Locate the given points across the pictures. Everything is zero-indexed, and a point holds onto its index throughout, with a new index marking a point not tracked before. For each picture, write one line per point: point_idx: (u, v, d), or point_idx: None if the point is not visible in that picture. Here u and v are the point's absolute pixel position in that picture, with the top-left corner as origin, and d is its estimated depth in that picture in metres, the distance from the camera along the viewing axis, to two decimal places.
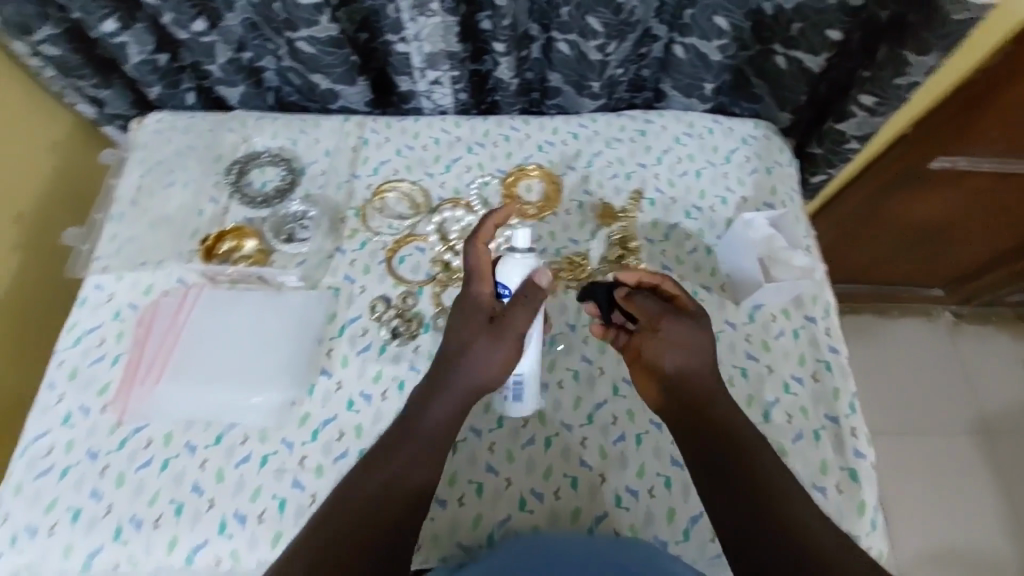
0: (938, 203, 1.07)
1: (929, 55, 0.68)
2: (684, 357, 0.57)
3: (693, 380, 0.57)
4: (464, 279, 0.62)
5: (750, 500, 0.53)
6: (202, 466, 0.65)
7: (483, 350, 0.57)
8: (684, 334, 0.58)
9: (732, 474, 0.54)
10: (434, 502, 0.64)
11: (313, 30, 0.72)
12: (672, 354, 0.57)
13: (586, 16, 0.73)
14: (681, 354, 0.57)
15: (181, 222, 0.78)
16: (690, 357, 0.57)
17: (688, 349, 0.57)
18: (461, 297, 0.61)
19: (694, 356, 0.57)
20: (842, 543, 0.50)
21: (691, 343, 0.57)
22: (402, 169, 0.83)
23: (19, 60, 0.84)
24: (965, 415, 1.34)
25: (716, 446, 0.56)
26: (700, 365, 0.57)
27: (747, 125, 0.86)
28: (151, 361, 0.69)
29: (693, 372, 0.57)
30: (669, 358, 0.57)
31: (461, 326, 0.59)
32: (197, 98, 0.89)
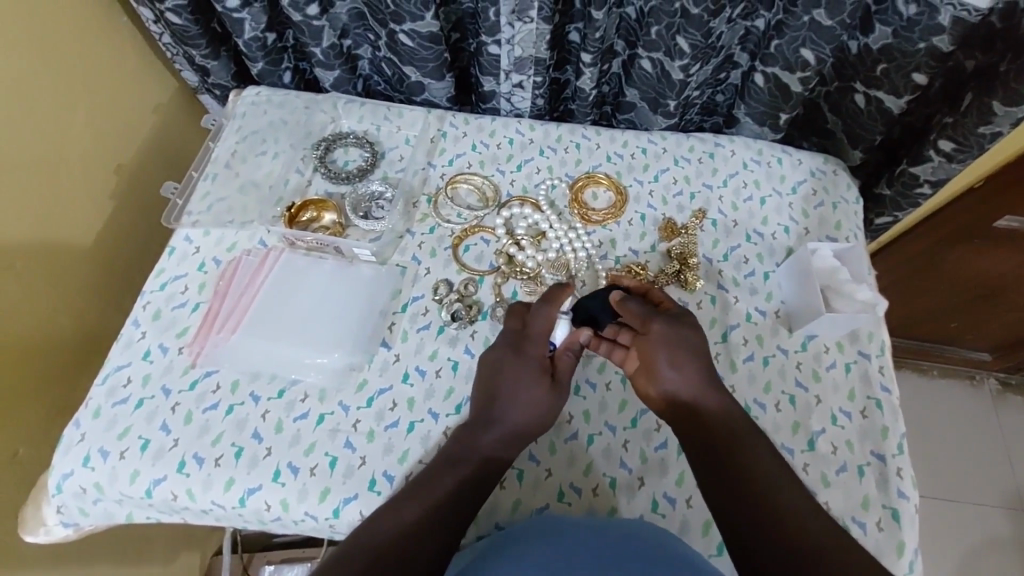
0: (1002, 265, 1.04)
1: (1019, 107, 0.69)
2: (673, 350, 0.62)
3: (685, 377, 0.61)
4: (525, 335, 0.67)
5: (747, 500, 0.54)
6: (263, 417, 0.68)
7: (539, 399, 0.64)
8: (672, 333, 0.63)
9: (729, 475, 0.56)
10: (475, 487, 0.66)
11: (416, 24, 0.78)
12: (664, 350, 0.62)
13: (676, 36, 0.76)
14: (672, 348, 0.62)
15: (267, 189, 0.84)
16: (679, 351, 0.62)
17: (676, 343, 0.62)
18: (519, 352, 0.66)
19: (683, 348, 0.62)
20: (843, 540, 0.50)
21: (679, 340, 0.63)
22: (475, 164, 0.87)
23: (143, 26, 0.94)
24: (1005, 488, 1.29)
25: (716, 448, 0.58)
26: (690, 358, 0.62)
27: (817, 158, 0.87)
28: (227, 314, 0.74)
29: (688, 368, 0.62)
30: (661, 353, 0.62)
31: (517, 375, 0.65)
32: (292, 78, 0.96)
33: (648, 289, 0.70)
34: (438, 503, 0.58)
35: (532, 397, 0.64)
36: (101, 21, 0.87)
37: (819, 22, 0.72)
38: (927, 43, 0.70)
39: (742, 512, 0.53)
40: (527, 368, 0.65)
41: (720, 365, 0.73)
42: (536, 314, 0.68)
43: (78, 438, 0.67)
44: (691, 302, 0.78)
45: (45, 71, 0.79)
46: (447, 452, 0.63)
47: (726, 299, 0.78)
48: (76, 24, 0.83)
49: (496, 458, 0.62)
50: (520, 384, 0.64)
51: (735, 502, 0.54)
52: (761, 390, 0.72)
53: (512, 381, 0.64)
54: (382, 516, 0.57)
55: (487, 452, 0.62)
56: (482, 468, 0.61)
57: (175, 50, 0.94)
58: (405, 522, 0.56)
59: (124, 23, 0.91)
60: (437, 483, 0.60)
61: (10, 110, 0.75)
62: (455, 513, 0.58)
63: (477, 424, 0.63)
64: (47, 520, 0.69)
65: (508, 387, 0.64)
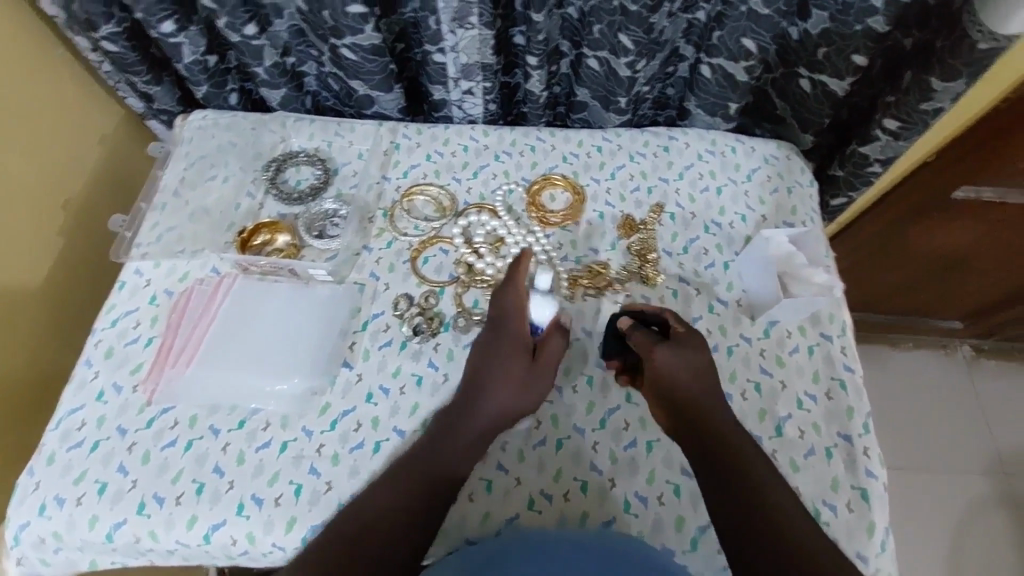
0: (960, 235, 1.06)
1: (956, 82, 0.70)
2: (686, 376, 0.62)
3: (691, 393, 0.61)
4: (499, 315, 0.66)
5: (744, 514, 0.54)
6: (224, 450, 0.67)
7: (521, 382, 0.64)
8: (684, 358, 0.63)
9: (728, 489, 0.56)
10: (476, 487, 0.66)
11: (357, 37, 0.77)
12: (675, 371, 0.62)
13: (618, 33, 0.76)
14: (676, 368, 0.62)
15: (218, 215, 0.83)
16: (683, 369, 0.62)
17: (681, 362, 0.62)
18: (497, 334, 0.66)
19: (694, 373, 0.62)
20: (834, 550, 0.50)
21: (691, 366, 0.62)
22: (430, 174, 0.86)
23: (82, 57, 0.91)
24: (985, 453, 1.31)
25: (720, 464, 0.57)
26: (695, 376, 0.62)
27: (770, 145, 0.88)
28: (182, 346, 0.72)
29: (693, 385, 0.62)
30: (665, 372, 0.62)
31: (496, 360, 0.64)
32: (239, 99, 0.95)
33: (662, 313, 0.68)
34: (410, 499, 0.58)
35: (513, 378, 0.63)
36: (37, 54, 0.85)
37: (756, 11, 0.72)
38: (863, 25, 0.71)
39: (741, 527, 0.53)
40: (506, 349, 0.64)
41: None
42: (504, 297, 0.66)
43: (32, 486, 0.65)
44: (654, 297, 0.78)
45: None
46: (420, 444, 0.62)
47: (687, 292, 0.78)
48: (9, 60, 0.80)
49: (471, 449, 0.62)
50: (501, 365, 0.64)
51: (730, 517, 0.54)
52: (727, 380, 0.72)
53: (493, 365, 0.64)
54: (353, 517, 0.57)
55: (461, 444, 0.61)
56: (455, 460, 0.61)
57: (114, 75, 0.91)
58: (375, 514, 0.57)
59: (62, 55, 0.88)
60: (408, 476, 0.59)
61: None
62: (427, 508, 0.58)
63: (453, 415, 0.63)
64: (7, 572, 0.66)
65: (489, 371, 0.64)
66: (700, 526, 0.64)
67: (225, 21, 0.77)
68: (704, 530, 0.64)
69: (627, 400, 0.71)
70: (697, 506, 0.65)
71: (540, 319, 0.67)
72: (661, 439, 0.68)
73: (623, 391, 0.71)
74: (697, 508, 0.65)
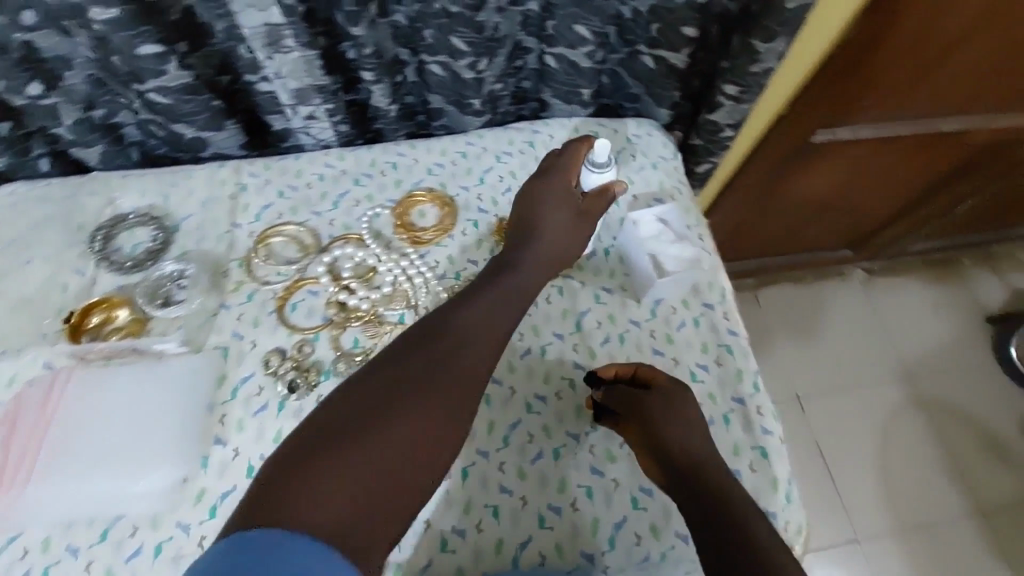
0: (826, 173, 1.13)
1: (776, 41, 0.72)
2: (678, 434, 0.62)
3: (687, 442, 0.62)
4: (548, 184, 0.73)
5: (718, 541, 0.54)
6: (88, 569, 0.59)
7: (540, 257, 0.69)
8: (671, 417, 0.63)
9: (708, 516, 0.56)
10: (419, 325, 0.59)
11: (163, 79, 0.69)
12: (668, 431, 0.62)
13: (449, 36, 0.73)
14: (673, 423, 0.63)
15: (43, 302, 0.72)
16: (680, 423, 0.63)
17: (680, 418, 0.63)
18: (556, 199, 0.72)
19: (683, 429, 0.63)
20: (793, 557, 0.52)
21: (679, 422, 0.63)
22: (286, 212, 0.79)
23: None
24: (891, 364, 1.42)
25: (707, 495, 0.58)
26: (690, 429, 0.63)
27: (630, 125, 0.88)
28: (15, 464, 0.62)
29: (689, 436, 0.62)
30: (668, 428, 0.62)
31: (551, 220, 0.71)
32: (53, 164, 0.83)
33: (635, 369, 0.67)
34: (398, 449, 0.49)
35: (561, 226, 0.71)
36: None
37: None
38: None
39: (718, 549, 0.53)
40: (563, 215, 0.71)
41: (580, 355, 0.72)
42: (544, 186, 0.73)
43: None
44: (540, 297, 0.76)
45: None
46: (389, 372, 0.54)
47: (572, 286, 0.77)
48: None
49: (475, 382, 0.56)
50: (551, 211, 0.71)
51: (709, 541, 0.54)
52: None
53: (548, 224, 0.70)
54: (334, 448, 0.47)
55: (455, 365, 0.55)
56: (455, 396, 0.54)
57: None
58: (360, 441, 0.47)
59: None
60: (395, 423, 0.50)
61: None
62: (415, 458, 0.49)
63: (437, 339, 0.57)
64: None
65: (544, 226, 0.70)
66: (615, 523, 0.63)
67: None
68: (619, 526, 0.63)
69: (527, 411, 0.69)
70: (609, 502, 0.64)
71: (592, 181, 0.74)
72: (567, 444, 0.67)
73: (522, 403, 0.69)
74: (610, 504, 0.64)
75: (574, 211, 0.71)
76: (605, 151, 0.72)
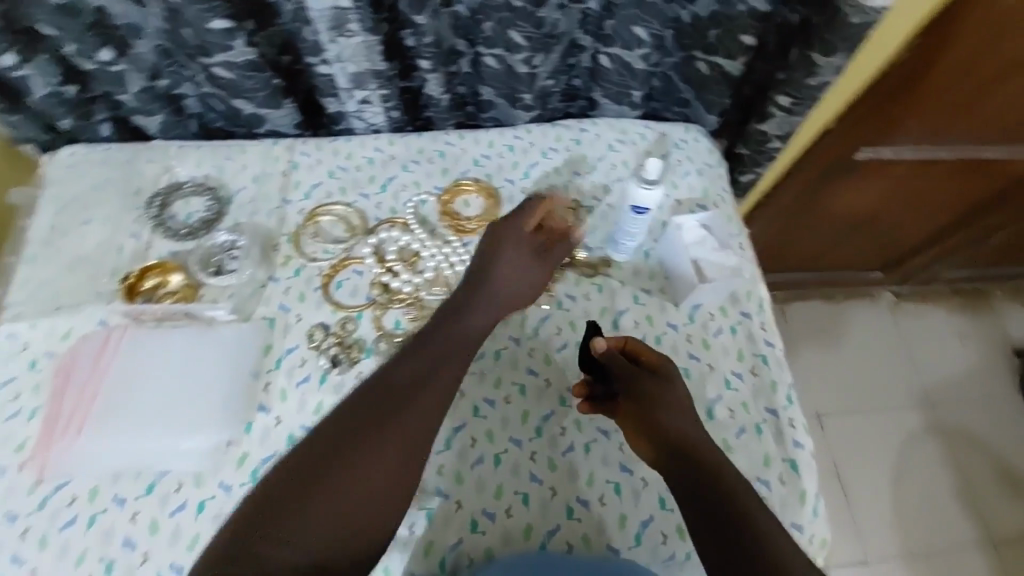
0: (866, 192, 1.12)
1: (836, 56, 0.72)
2: (668, 411, 0.60)
3: (684, 423, 0.60)
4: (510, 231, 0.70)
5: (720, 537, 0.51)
6: (133, 519, 0.61)
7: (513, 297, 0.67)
8: (661, 394, 0.61)
9: (708, 509, 0.53)
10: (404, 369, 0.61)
11: (229, 55, 0.70)
12: (659, 408, 0.60)
13: (508, 30, 0.74)
14: (661, 402, 0.61)
15: (100, 261, 0.75)
16: (670, 401, 0.61)
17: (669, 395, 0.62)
18: (516, 240, 0.69)
19: (674, 406, 0.61)
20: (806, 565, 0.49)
21: (670, 400, 0.61)
22: (335, 192, 0.81)
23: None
24: (911, 388, 1.40)
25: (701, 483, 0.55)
26: (680, 407, 0.61)
27: (678, 129, 0.89)
28: (71, 413, 0.65)
29: (680, 416, 0.60)
30: (656, 407, 0.61)
31: (514, 261, 0.68)
32: (113, 130, 0.85)
33: (625, 341, 0.66)
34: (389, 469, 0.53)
35: (513, 264, 0.68)
36: None
37: None
38: (746, 5, 0.73)
39: (720, 548, 0.51)
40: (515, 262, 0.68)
41: None
42: (500, 235, 0.69)
43: None
44: (579, 294, 0.77)
45: None
46: (376, 391, 0.57)
47: (611, 285, 0.78)
48: None
49: (443, 399, 0.58)
50: (520, 259, 0.68)
51: (711, 538, 0.52)
52: None
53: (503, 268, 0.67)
54: (308, 476, 0.52)
55: (400, 427, 0.55)
56: (415, 430, 0.55)
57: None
58: (344, 472, 0.52)
59: None
60: (361, 454, 0.53)
61: None
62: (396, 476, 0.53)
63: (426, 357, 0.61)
64: None
65: (498, 272, 0.67)
66: (643, 521, 0.64)
67: (74, 48, 0.70)
68: (646, 524, 0.64)
69: (562, 404, 0.70)
70: (638, 501, 0.65)
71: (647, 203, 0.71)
72: (598, 439, 0.68)
73: (557, 396, 0.70)
74: (638, 503, 0.65)
75: (533, 252, 0.69)
76: (656, 170, 0.68)
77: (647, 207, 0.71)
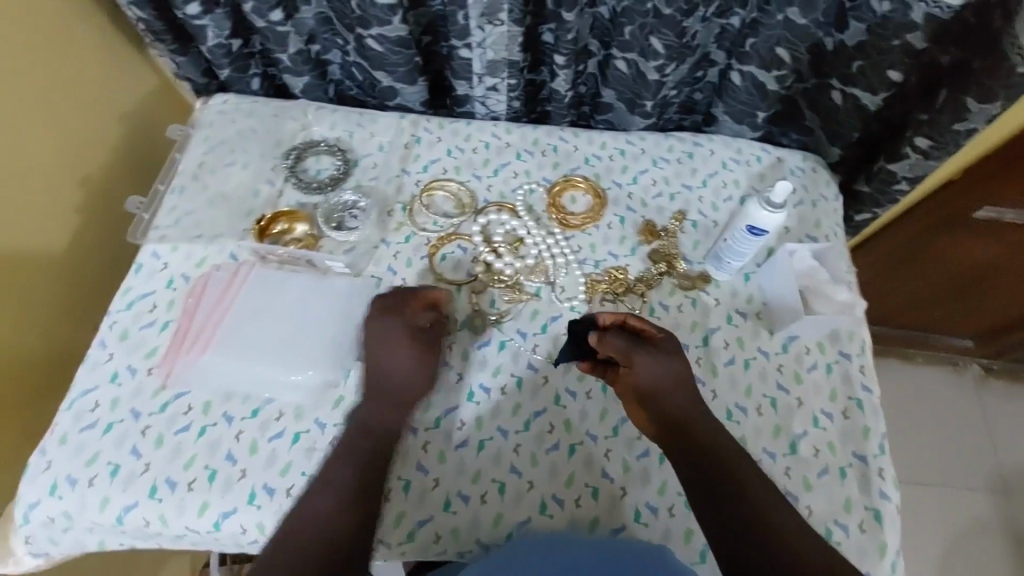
0: (980, 252, 1.03)
1: (992, 103, 0.69)
2: (662, 383, 0.61)
3: (681, 399, 0.61)
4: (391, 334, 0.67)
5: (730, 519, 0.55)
6: (237, 437, 0.67)
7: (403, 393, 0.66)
8: (656, 367, 0.62)
9: (717, 498, 0.56)
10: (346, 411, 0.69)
11: (384, 29, 0.76)
12: (654, 381, 0.61)
13: (650, 37, 0.75)
14: (662, 373, 0.62)
15: (237, 200, 0.82)
16: (668, 373, 0.62)
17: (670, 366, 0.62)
18: (396, 376, 0.65)
19: (667, 378, 0.62)
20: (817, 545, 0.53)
21: (664, 372, 0.62)
22: (450, 170, 0.85)
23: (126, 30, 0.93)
24: (988, 471, 1.29)
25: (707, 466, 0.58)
26: (682, 381, 0.62)
27: (795, 156, 0.86)
28: (198, 331, 0.72)
29: (677, 393, 0.61)
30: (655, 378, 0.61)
31: (399, 384, 0.65)
32: (261, 84, 0.94)
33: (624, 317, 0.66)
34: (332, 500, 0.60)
35: (399, 385, 0.65)
36: (76, 20, 0.85)
37: (794, 20, 0.71)
38: (902, 40, 0.70)
39: (721, 528, 0.54)
40: (395, 386, 0.65)
41: (701, 370, 0.73)
42: (379, 349, 0.66)
43: (44, 466, 0.65)
44: (672, 305, 0.77)
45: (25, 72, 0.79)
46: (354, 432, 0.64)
47: (706, 302, 0.77)
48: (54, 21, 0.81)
49: (368, 445, 0.64)
50: (403, 371, 0.66)
51: (719, 529, 0.55)
52: (742, 394, 0.71)
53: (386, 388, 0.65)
54: (330, 476, 0.61)
55: (338, 453, 0.63)
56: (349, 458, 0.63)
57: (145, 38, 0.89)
58: (335, 498, 0.60)
59: (102, 24, 0.90)
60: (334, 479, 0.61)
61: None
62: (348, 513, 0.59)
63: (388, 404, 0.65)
64: (15, 550, 0.66)
65: (387, 383, 0.65)
66: None
67: (251, 6, 0.76)
68: None
69: None
70: None
71: (766, 223, 0.68)
72: None
73: None
74: None
75: (418, 345, 0.67)
76: (783, 194, 0.66)
77: (767, 227, 0.69)
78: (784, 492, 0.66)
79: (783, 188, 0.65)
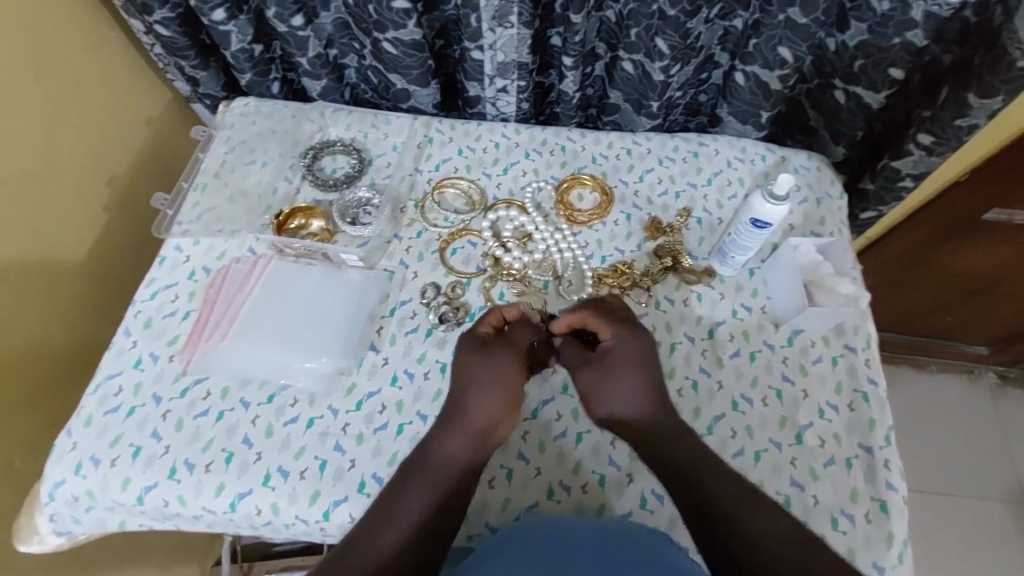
0: (992, 255, 1.03)
1: (994, 99, 0.70)
2: (630, 388, 0.62)
3: (621, 412, 0.62)
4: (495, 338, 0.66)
5: (721, 549, 0.53)
6: (254, 422, 0.69)
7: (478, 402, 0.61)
8: (603, 390, 0.62)
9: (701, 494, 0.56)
10: (418, 415, 0.69)
11: (399, 32, 0.79)
12: (601, 394, 0.63)
13: (655, 37, 0.77)
14: (607, 394, 0.62)
15: (257, 198, 0.86)
16: (622, 396, 0.62)
17: (622, 383, 0.62)
18: (472, 389, 0.62)
19: (628, 394, 0.62)
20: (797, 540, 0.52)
21: (613, 396, 0.62)
22: (461, 168, 0.87)
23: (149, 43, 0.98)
24: (1004, 480, 1.27)
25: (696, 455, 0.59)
26: (633, 405, 0.61)
27: (800, 155, 0.87)
28: (218, 321, 0.75)
29: (629, 405, 0.61)
30: (598, 404, 0.63)
31: (483, 399, 0.62)
32: (280, 89, 0.99)
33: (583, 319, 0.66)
34: (407, 528, 0.56)
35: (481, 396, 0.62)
36: (103, 30, 0.90)
37: (794, 20, 0.73)
38: (901, 39, 0.72)
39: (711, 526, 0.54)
40: (477, 401, 0.61)
41: (707, 361, 0.74)
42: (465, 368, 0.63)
43: (70, 446, 0.67)
44: (677, 298, 0.78)
45: (56, 77, 0.83)
46: (425, 453, 0.61)
47: (711, 296, 0.78)
48: (79, 29, 0.86)
49: (447, 469, 0.60)
50: (478, 383, 0.62)
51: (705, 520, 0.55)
52: (747, 386, 0.72)
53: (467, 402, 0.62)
54: (402, 490, 0.59)
55: (418, 475, 0.60)
56: (427, 479, 0.59)
57: (168, 58, 0.94)
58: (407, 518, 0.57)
59: (127, 35, 0.94)
60: (408, 503, 0.58)
61: (30, 127, 0.79)
62: (419, 539, 0.56)
63: (473, 435, 0.61)
64: (41, 529, 0.69)
65: (467, 395, 0.62)
66: None
67: (274, 11, 0.81)
68: None
69: None
70: None
71: (769, 216, 0.69)
72: None
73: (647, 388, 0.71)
74: None
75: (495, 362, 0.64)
76: (786, 186, 0.68)
77: (768, 220, 0.70)
78: (790, 482, 0.67)
79: (785, 180, 0.67)
